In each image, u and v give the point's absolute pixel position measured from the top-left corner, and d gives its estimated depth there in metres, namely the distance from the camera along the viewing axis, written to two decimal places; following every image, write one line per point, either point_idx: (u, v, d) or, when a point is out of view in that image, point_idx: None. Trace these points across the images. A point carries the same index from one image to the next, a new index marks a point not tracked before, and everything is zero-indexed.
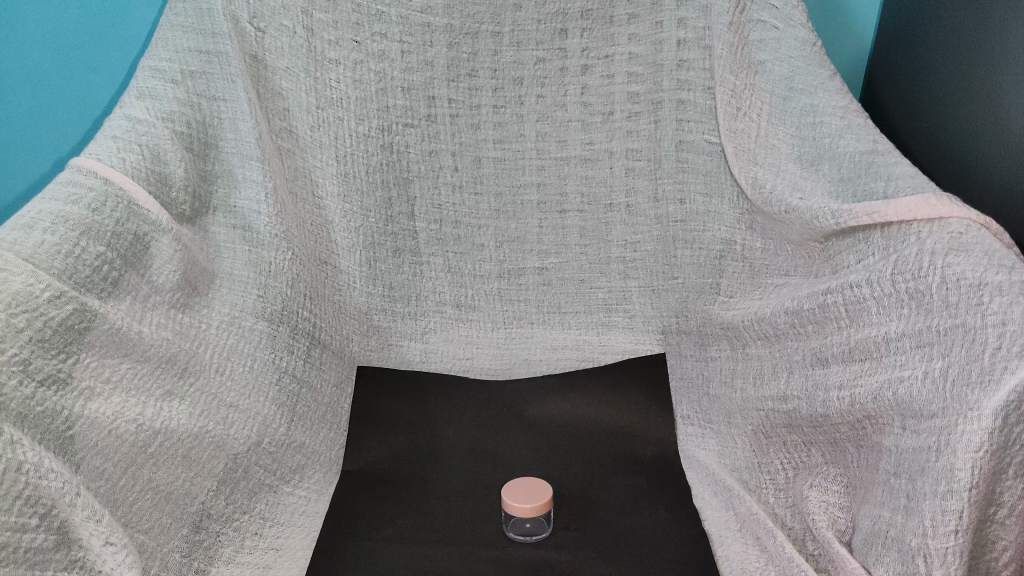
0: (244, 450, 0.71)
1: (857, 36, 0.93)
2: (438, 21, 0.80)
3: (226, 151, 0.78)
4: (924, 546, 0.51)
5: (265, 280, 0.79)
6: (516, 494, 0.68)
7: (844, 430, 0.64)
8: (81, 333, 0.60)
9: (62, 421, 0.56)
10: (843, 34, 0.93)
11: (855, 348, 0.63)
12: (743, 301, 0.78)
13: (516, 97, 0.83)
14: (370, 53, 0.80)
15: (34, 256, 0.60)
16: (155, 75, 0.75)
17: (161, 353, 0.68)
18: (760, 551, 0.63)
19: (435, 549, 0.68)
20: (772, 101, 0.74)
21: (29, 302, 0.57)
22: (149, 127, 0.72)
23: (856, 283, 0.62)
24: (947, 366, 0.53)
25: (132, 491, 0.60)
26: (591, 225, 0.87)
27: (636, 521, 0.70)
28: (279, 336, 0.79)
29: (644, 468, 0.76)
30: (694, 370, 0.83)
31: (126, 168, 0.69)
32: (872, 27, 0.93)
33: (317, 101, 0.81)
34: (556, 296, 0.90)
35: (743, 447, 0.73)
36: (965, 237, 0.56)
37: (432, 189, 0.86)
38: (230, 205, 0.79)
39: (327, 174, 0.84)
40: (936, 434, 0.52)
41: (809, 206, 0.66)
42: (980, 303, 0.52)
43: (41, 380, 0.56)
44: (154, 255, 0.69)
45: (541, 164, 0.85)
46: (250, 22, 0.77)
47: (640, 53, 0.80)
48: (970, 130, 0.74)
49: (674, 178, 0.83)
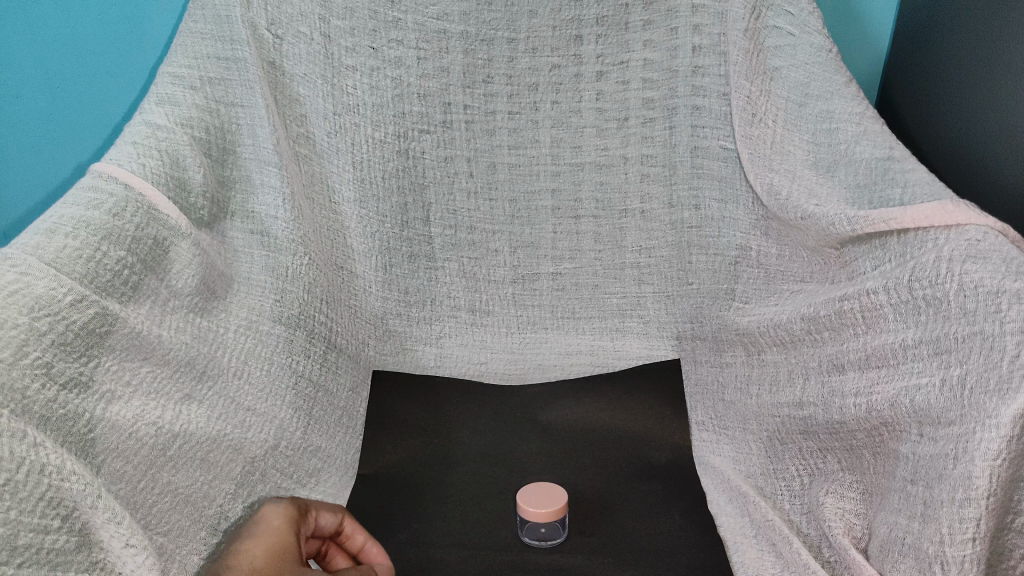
0: (262, 453, 0.72)
1: (870, 34, 0.93)
2: (454, 28, 0.80)
3: (244, 156, 0.79)
4: (941, 554, 0.50)
5: (282, 284, 0.79)
6: (533, 499, 0.68)
7: (861, 436, 0.63)
8: (102, 337, 0.61)
9: (83, 424, 0.58)
10: (856, 31, 0.93)
11: (872, 355, 0.63)
12: (759, 307, 0.77)
13: (531, 103, 0.83)
14: (387, 60, 0.81)
15: (56, 260, 0.60)
16: (174, 82, 0.76)
17: (180, 356, 0.69)
18: (776, 557, 0.63)
19: (451, 552, 0.68)
20: (787, 107, 0.74)
21: (52, 306, 0.58)
22: (169, 132, 0.73)
23: (873, 290, 0.61)
24: (965, 374, 0.53)
25: (151, 494, 0.61)
26: (605, 230, 0.87)
27: (650, 525, 0.70)
28: (295, 340, 0.79)
29: (659, 474, 0.76)
30: (710, 376, 0.83)
31: (147, 173, 0.69)
32: (887, 33, 0.92)
33: (335, 107, 0.82)
34: (571, 301, 0.90)
35: (758, 453, 0.74)
36: (984, 244, 0.56)
37: (448, 194, 0.87)
38: (248, 209, 0.80)
39: (343, 179, 0.84)
40: (954, 441, 0.52)
41: (825, 212, 0.65)
42: (997, 311, 0.52)
43: (62, 383, 0.57)
44: (173, 259, 0.70)
45: (556, 169, 0.86)
46: (268, 28, 0.78)
47: (655, 59, 0.80)
48: (988, 136, 0.74)
49: (688, 184, 0.83)
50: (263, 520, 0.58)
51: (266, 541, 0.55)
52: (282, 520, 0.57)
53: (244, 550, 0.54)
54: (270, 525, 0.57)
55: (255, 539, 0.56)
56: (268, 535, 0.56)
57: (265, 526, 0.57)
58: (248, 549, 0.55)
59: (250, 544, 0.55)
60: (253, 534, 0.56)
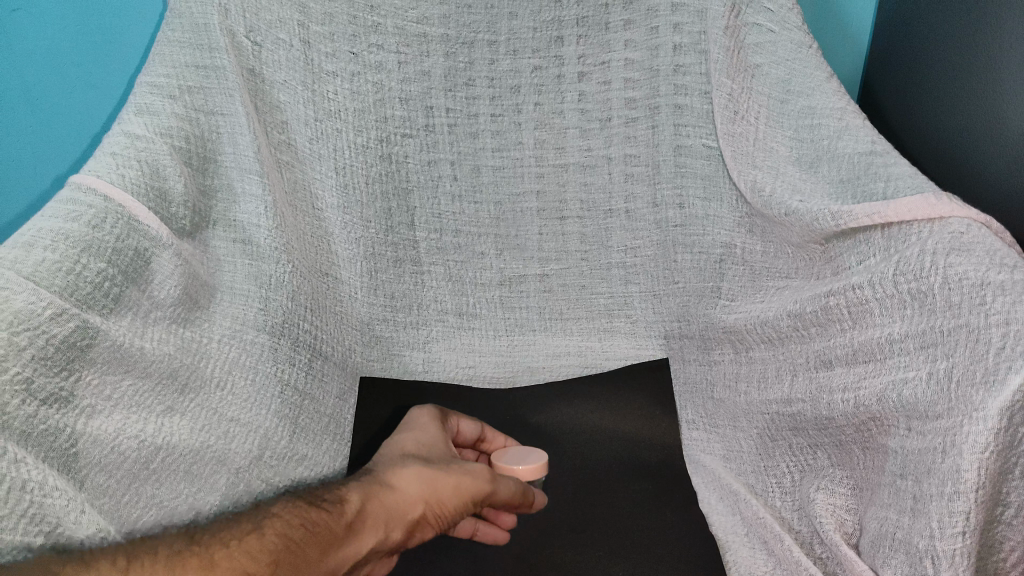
0: (246, 464, 0.70)
1: (848, 19, 0.92)
2: (435, 31, 0.80)
3: (225, 165, 0.78)
4: (931, 548, 0.51)
5: (266, 293, 0.78)
6: (512, 458, 0.73)
7: (849, 432, 0.63)
8: (83, 351, 0.62)
9: (65, 439, 0.60)
10: (834, 18, 0.92)
11: (859, 350, 0.62)
12: (746, 304, 0.76)
13: (513, 105, 0.83)
14: (367, 64, 0.80)
15: (35, 275, 0.60)
16: (153, 92, 0.75)
17: (162, 368, 0.69)
18: (767, 555, 0.64)
19: (439, 554, 0.72)
20: (769, 103, 0.73)
21: (30, 320, 0.58)
22: (148, 142, 0.71)
23: (858, 285, 0.61)
24: (952, 367, 0.53)
25: (136, 507, 0.63)
26: (591, 231, 0.87)
27: (641, 522, 0.73)
28: (280, 348, 0.77)
29: (649, 472, 0.78)
30: (698, 375, 0.83)
31: (126, 184, 0.68)
32: (869, 11, 0.91)
33: (316, 113, 0.80)
34: (558, 302, 0.90)
35: (749, 450, 0.74)
36: (966, 237, 0.55)
37: (432, 198, 0.86)
38: (231, 218, 0.79)
39: (326, 186, 0.83)
40: (942, 435, 0.52)
41: (809, 208, 0.64)
42: (982, 303, 0.52)
43: (43, 400, 0.58)
44: (155, 270, 0.69)
45: (540, 171, 0.86)
46: (247, 36, 0.76)
47: (636, 59, 0.79)
48: (969, 129, 0.74)
49: (673, 183, 0.82)
50: (412, 419, 0.72)
51: (416, 436, 0.69)
52: (424, 422, 0.71)
53: (397, 438, 0.70)
54: (424, 418, 0.72)
55: (408, 432, 0.70)
56: (417, 428, 0.70)
57: (415, 423, 0.72)
58: (399, 439, 0.69)
59: (403, 435, 0.70)
60: (404, 428, 0.71)
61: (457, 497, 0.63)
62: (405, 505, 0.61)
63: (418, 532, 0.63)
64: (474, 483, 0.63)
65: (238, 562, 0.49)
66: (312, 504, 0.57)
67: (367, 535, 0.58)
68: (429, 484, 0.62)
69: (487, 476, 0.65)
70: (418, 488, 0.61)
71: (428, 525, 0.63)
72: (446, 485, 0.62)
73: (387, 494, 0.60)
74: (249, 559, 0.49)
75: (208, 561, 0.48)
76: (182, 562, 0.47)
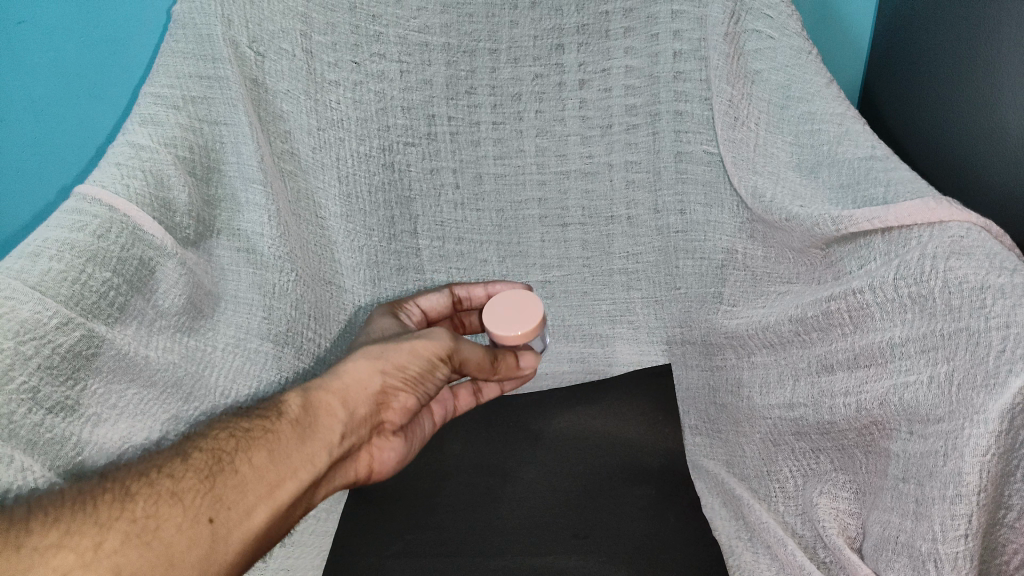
0: None
1: (849, 29, 0.93)
2: (436, 40, 0.81)
3: (229, 174, 0.78)
4: (935, 552, 0.51)
5: (270, 301, 0.78)
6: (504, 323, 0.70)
7: (851, 436, 0.63)
8: (88, 359, 0.63)
9: (71, 447, 0.61)
10: (835, 28, 0.93)
11: (860, 354, 0.62)
12: (747, 309, 0.77)
13: (515, 113, 0.84)
14: (370, 74, 0.81)
15: (41, 283, 0.60)
16: (157, 102, 0.74)
17: (167, 378, 0.70)
18: (771, 559, 0.65)
19: (444, 562, 0.72)
20: (769, 109, 0.74)
21: (37, 329, 0.58)
22: (152, 152, 0.71)
23: (858, 289, 0.61)
24: (953, 370, 0.53)
25: None
26: (592, 237, 0.88)
27: (645, 527, 0.73)
28: (284, 357, 0.78)
29: (653, 477, 0.78)
30: (700, 381, 0.84)
31: (131, 194, 0.68)
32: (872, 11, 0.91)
33: (318, 123, 0.81)
34: (560, 309, 0.90)
35: (750, 455, 0.75)
36: (965, 241, 0.56)
37: (434, 206, 0.87)
38: (235, 227, 0.79)
39: (329, 195, 0.84)
40: (943, 438, 0.52)
41: (809, 214, 0.65)
42: (982, 306, 0.52)
43: (49, 408, 0.59)
44: (160, 279, 0.70)
45: (541, 178, 0.86)
46: (250, 46, 0.77)
47: (636, 66, 0.80)
48: (970, 133, 0.74)
49: (674, 190, 0.82)
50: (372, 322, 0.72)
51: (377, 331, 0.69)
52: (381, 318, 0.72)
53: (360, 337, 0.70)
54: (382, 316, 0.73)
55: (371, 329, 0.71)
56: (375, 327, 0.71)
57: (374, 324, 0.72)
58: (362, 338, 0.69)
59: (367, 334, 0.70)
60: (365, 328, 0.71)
61: (415, 359, 0.62)
62: (360, 380, 0.60)
63: (394, 402, 0.62)
64: (427, 342, 0.63)
65: (161, 485, 0.49)
66: (249, 415, 0.57)
67: (327, 414, 0.57)
68: (374, 355, 0.62)
69: (444, 335, 0.64)
70: (361, 361, 0.61)
71: (399, 391, 0.62)
72: (395, 350, 0.62)
73: (333, 379, 0.60)
74: (174, 481, 0.50)
75: (122, 492, 0.48)
76: (92, 499, 0.47)
